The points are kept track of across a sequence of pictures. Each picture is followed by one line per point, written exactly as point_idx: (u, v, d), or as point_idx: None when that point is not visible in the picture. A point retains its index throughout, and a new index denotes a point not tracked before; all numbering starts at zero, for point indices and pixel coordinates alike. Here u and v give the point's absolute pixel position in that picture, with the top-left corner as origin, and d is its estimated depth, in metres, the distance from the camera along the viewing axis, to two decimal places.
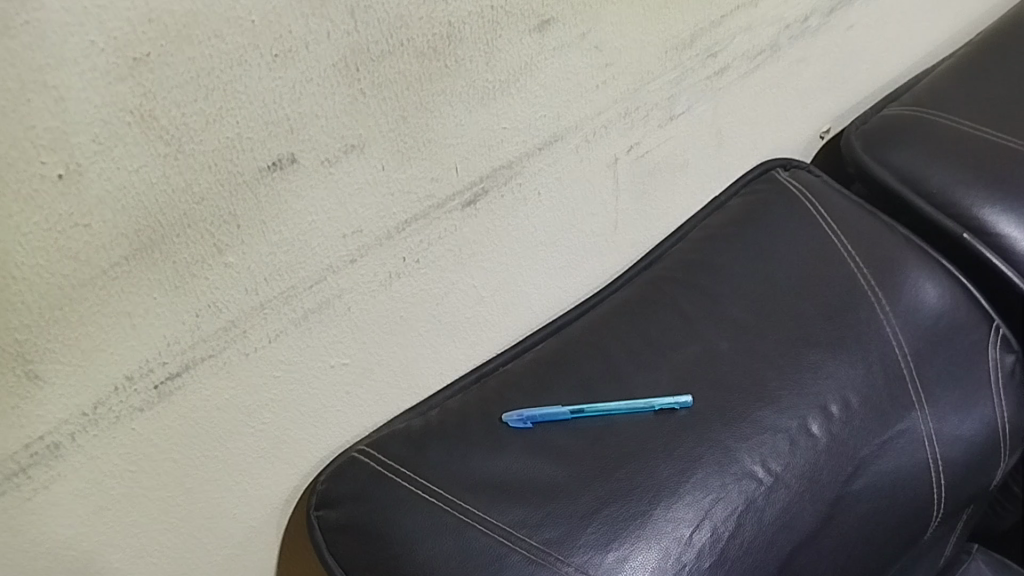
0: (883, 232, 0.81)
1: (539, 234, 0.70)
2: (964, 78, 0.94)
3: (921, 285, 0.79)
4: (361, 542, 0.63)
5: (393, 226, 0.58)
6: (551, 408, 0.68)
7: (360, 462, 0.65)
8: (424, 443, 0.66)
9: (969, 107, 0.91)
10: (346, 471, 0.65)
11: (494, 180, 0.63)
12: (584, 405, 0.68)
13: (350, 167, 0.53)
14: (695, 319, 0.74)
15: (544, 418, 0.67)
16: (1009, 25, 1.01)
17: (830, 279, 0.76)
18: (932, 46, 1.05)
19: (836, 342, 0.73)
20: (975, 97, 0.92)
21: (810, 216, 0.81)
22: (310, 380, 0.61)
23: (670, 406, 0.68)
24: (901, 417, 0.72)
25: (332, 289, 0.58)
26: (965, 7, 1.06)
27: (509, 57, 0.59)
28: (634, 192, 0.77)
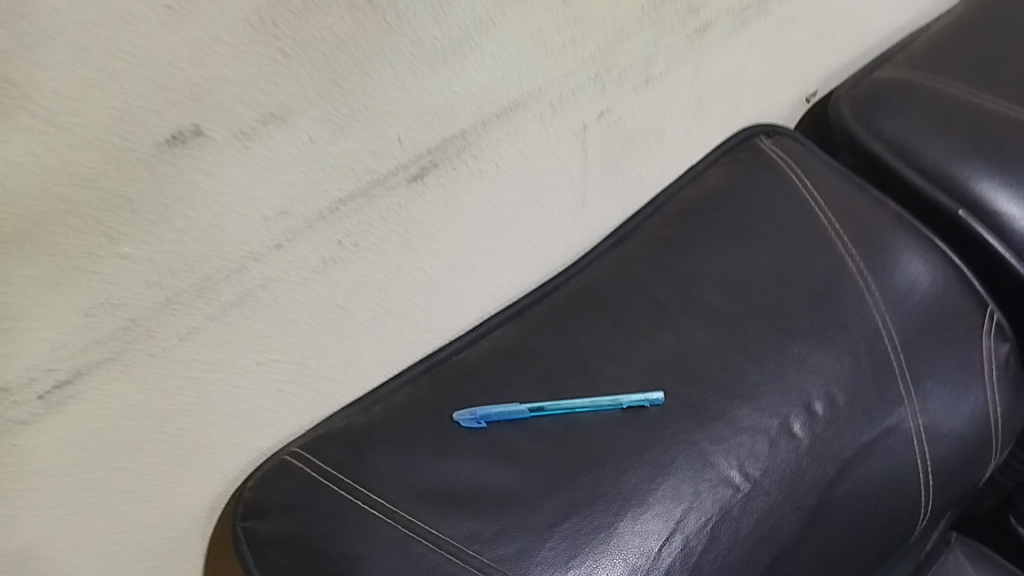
0: (874, 208, 0.75)
1: (497, 210, 0.63)
2: (962, 40, 0.87)
3: (914, 269, 0.73)
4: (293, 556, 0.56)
5: (325, 206, 0.51)
6: (508, 406, 0.61)
7: (297, 468, 0.58)
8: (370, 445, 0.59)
9: (967, 71, 0.84)
10: (281, 477, 0.58)
11: (445, 152, 0.56)
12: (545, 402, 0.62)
13: (271, 140, 0.45)
14: (668, 305, 0.68)
15: (501, 416, 0.61)
16: None
17: (815, 262, 0.70)
18: (928, 5, 0.98)
19: (821, 332, 0.67)
20: (973, 61, 0.85)
21: (795, 191, 0.75)
22: (233, 378, 0.54)
23: (640, 403, 0.62)
24: (888, 413, 0.66)
25: (255, 279, 0.50)
26: None
27: (462, 12, 0.51)
28: (603, 162, 0.69)
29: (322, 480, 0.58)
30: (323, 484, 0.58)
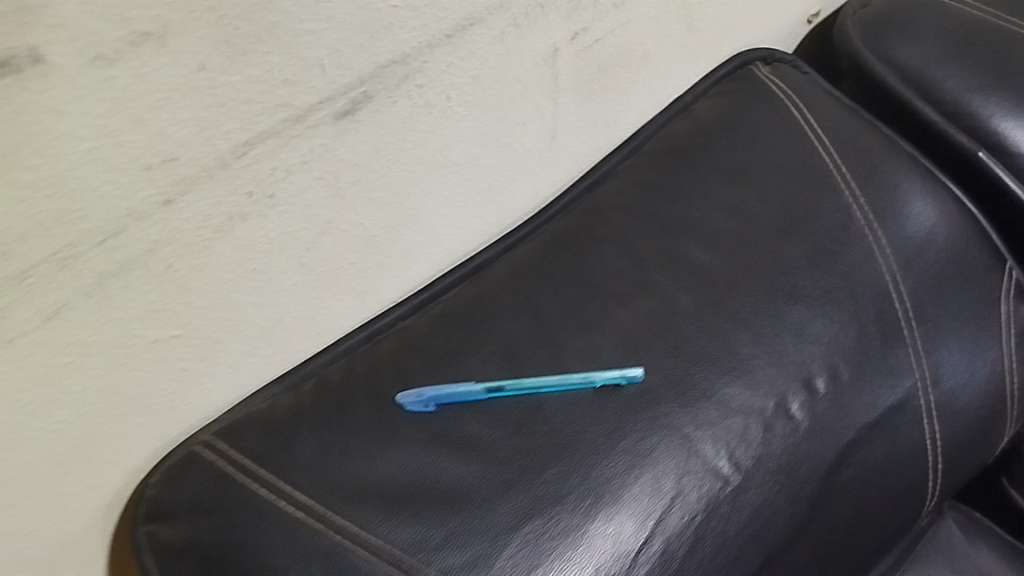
0: (884, 149, 0.66)
1: (449, 150, 0.52)
2: None
3: (927, 220, 0.64)
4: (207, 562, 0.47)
5: (227, 151, 0.40)
6: (462, 386, 0.52)
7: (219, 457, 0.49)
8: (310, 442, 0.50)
9: None
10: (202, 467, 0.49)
11: (382, 81, 0.45)
12: (505, 381, 0.53)
13: (145, 67, 0.35)
14: (649, 262, 0.58)
15: (455, 399, 0.52)
16: None
17: (818, 212, 0.61)
18: None
19: (823, 296, 0.58)
20: None
21: (795, 128, 0.65)
22: (122, 361, 0.44)
23: (617, 382, 0.53)
24: (897, 388, 0.58)
25: (140, 243, 0.40)
26: None
27: None
28: (577, 92, 0.59)
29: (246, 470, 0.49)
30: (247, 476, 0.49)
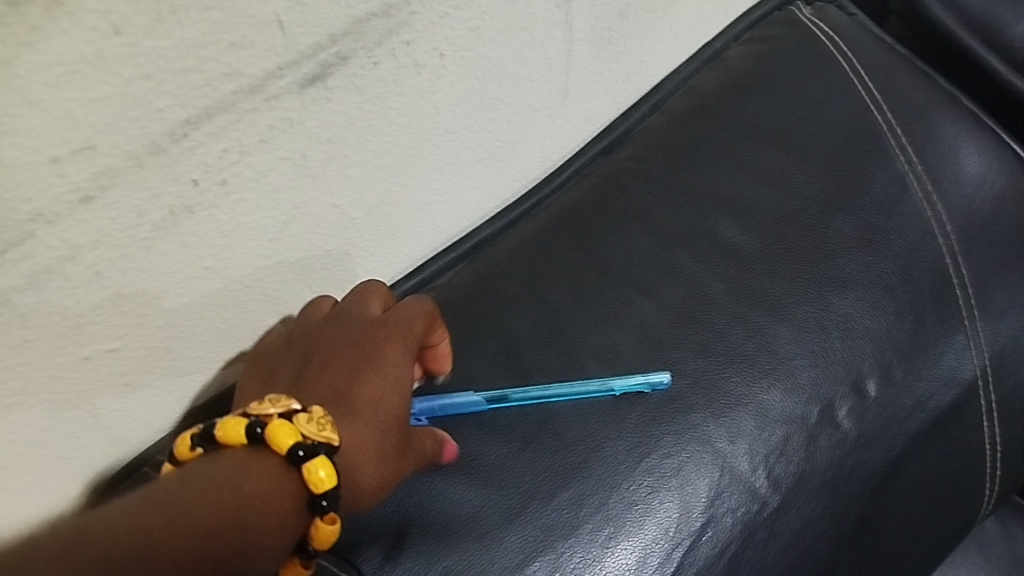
0: (944, 106, 0.57)
1: (442, 116, 0.44)
2: None
3: (991, 185, 0.55)
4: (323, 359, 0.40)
5: (162, 133, 0.32)
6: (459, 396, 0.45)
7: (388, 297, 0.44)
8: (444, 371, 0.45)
9: None
10: (359, 295, 0.43)
11: (359, 38, 0.36)
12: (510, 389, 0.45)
13: (35, 32, 0.26)
14: (675, 242, 0.51)
15: (455, 411, 0.45)
16: None
17: (867, 183, 0.53)
18: None
19: (874, 281, 0.50)
20: None
21: (841, 82, 0.56)
22: (47, 383, 0.36)
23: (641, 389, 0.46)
24: (957, 385, 0.51)
25: (56, 248, 0.32)
26: None
27: None
28: (593, 40, 0.50)
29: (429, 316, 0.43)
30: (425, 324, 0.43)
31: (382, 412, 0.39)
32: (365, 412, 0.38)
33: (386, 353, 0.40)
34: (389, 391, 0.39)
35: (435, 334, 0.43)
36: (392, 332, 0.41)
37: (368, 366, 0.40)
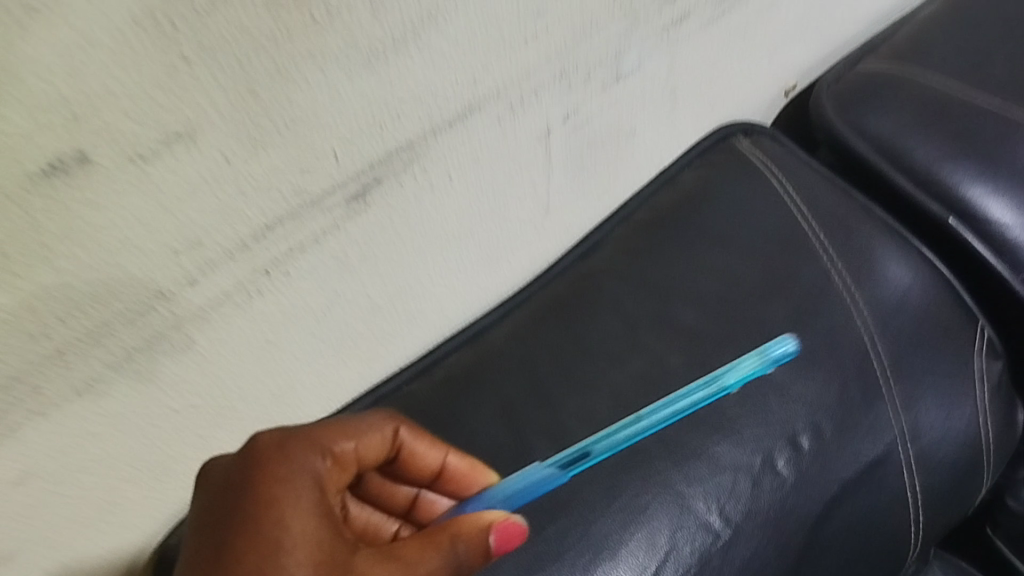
0: (862, 215, 0.69)
1: (451, 226, 0.56)
2: (947, 32, 0.82)
3: (900, 277, 0.67)
4: (236, 516, 0.39)
5: (247, 234, 0.43)
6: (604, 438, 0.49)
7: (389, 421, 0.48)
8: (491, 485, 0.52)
9: (956, 67, 0.79)
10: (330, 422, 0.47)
11: (390, 166, 0.48)
12: (686, 400, 0.51)
13: (175, 163, 0.38)
14: (641, 326, 0.62)
15: (519, 503, 0.50)
16: None
17: (797, 276, 0.65)
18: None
19: (806, 355, 0.61)
20: (963, 55, 0.79)
21: (774, 199, 0.69)
22: (143, 429, 0.46)
23: (756, 371, 0.54)
24: (878, 441, 0.61)
25: (166, 319, 0.43)
26: None
27: (406, 6, 0.42)
28: (570, 165, 0.62)
29: (325, 431, 0.44)
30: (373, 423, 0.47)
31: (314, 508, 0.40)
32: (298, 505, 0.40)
33: (300, 456, 0.42)
34: (321, 523, 0.40)
35: (379, 438, 0.47)
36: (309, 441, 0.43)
37: (289, 468, 0.41)
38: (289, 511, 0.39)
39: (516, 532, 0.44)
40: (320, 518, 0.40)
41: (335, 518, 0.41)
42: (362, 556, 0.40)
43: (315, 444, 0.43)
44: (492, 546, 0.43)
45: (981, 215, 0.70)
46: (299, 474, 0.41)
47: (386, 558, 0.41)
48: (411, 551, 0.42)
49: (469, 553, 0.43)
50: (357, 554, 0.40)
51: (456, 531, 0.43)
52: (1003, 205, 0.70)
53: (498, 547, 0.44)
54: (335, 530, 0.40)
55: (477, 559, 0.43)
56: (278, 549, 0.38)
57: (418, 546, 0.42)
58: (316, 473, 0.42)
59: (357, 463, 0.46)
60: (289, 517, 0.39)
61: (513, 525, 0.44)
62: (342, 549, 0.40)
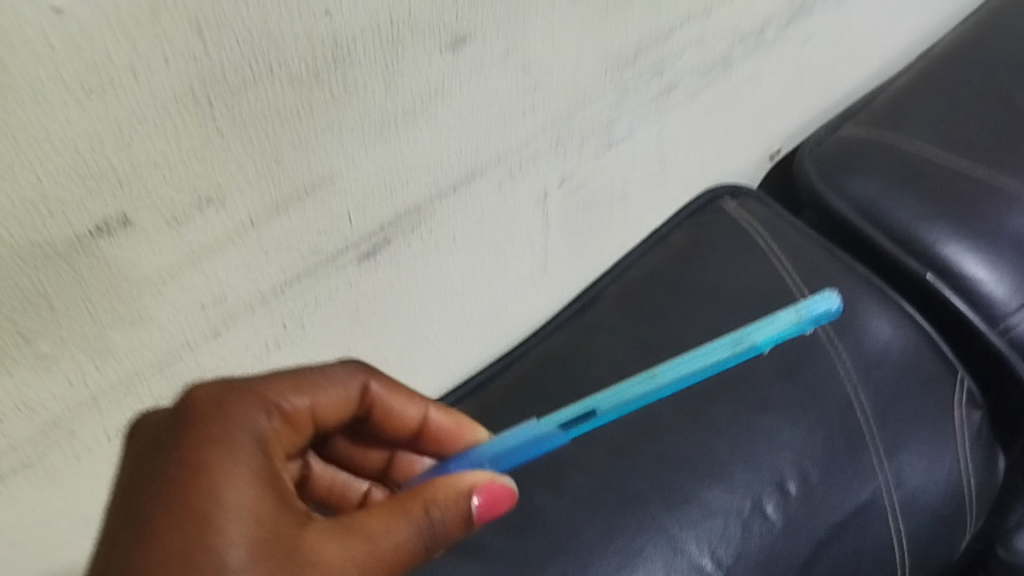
0: (842, 272, 0.73)
1: (454, 283, 0.60)
2: (922, 100, 0.87)
3: (880, 330, 0.71)
4: (168, 483, 0.36)
5: (268, 289, 0.47)
6: (607, 391, 0.47)
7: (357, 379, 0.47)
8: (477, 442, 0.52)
9: (931, 133, 0.83)
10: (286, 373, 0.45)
11: (399, 227, 0.52)
12: (713, 357, 0.47)
13: (206, 225, 0.42)
14: (634, 378, 0.65)
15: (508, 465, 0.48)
16: (977, 39, 0.92)
17: (782, 329, 0.68)
18: (900, 56, 0.95)
19: (791, 405, 0.64)
20: (937, 123, 0.84)
21: (760, 256, 0.73)
22: None
23: (785, 329, 0.49)
24: (862, 487, 0.64)
25: (192, 368, 0.46)
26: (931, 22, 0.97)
27: (415, 84, 0.46)
28: (566, 226, 0.66)
29: (275, 385, 0.42)
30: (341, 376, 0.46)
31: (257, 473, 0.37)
32: (236, 466, 0.37)
33: (238, 416, 0.39)
34: (265, 488, 0.37)
35: (346, 394, 0.46)
36: (253, 399, 0.41)
37: (228, 428, 0.38)
38: (226, 478, 0.36)
39: (504, 494, 0.43)
40: (261, 484, 0.37)
41: (281, 483, 0.38)
42: (316, 526, 0.37)
43: (258, 401, 0.41)
44: (473, 512, 0.41)
45: (958, 271, 0.74)
46: (238, 436, 0.38)
47: (346, 529, 0.38)
48: (374, 520, 0.39)
49: (443, 520, 0.40)
50: (310, 525, 0.37)
51: (430, 497, 0.40)
52: (978, 262, 0.73)
53: (483, 514, 0.42)
54: (281, 498, 0.37)
55: (454, 526, 0.41)
56: (213, 522, 0.35)
57: (384, 514, 0.39)
58: (258, 434, 0.39)
59: (314, 421, 0.45)
60: (224, 484, 0.36)
61: (499, 488, 0.42)
62: (291, 519, 0.37)
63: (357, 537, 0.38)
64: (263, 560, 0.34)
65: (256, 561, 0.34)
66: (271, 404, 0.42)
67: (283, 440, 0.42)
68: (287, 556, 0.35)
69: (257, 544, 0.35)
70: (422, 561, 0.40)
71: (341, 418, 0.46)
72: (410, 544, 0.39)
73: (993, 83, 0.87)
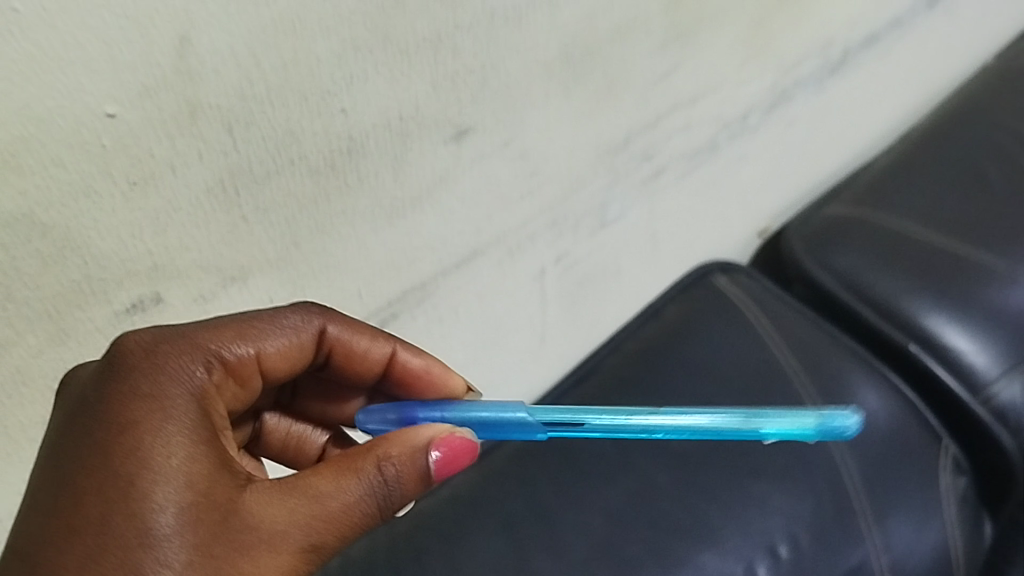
0: (829, 343, 0.77)
1: (455, 355, 0.65)
2: (905, 175, 0.90)
3: (868, 399, 0.74)
4: (95, 443, 0.36)
5: None
6: (601, 414, 0.41)
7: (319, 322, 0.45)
8: (443, 389, 0.49)
9: (914, 208, 0.87)
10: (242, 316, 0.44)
11: (405, 302, 0.57)
12: (708, 422, 0.40)
13: (229, 301, 0.46)
14: (631, 446, 0.68)
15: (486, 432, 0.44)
16: (957, 117, 0.96)
17: (772, 399, 0.72)
18: (888, 133, 0.99)
19: (783, 472, 0.67)
20: (917, 197, 0.88)
21: (751, 330, 0.77)
22: None
23: (802, 436, 0.38)
24: (852, 552, 0.66)
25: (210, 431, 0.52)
26: (919, 101, 1.01)
27: (421, 172, 0.51)
28: (562, 301, 0.70)
29: (215, 333, 0.41)
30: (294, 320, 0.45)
31: (191, 431, 0.37)
32: (170, 426, 0.37)
33: (175, 370, 0.39)
34: (198, 448, 0.37)
35: (305, 338, 0.45)
36: (193, 351, 0.40)
37: (164, 384, 0.38)
38: (153, 440, 0.36)
39: (465, 448, 0.41)
40: (194, 444, 0.37)
41: (216, 440, 0.38)
42: (255, 489, 0.37)
43: (199, 354, 0.40)
44: (433, 468, 0.40)
45: (939, 341, 0.77)
46: (170, 391, 0.38)
47: (289, 489, 0.37)
48: (325, 480, 0.38)
49: (399, 477, 0.39)
50: (250, 486, 0.37)
51: (384, 451, 0.39)
52: (959, 333, 0.77)
53: (445, 471, 0.40)
54: (218, 459, 0.37)
55: (413, 483, 0.39)
56: (137, 487, 0.35)
57: (333, 474, 0.38)
58: (193, 388, 0.39)
59: (263, 370, 0.44)
60: (150, 447, 0.36)
61: (461, 442, 0.41)
62: (230, 482, 0.37)
63: (301, 498, 0.37)
64: (193, 525, 0.35)
65: (185, 525, 0.35)
66: (211, 355, 0.41)
67: (225, 390, 0.41)
68: (221, 521, 0.35)
69: (187, 509, 0.35)
70: (380, 520, 0.39)
71: (300, 365, 0.45)
72: (363, 504, 0.38)
73: (973, 162, 0.91)
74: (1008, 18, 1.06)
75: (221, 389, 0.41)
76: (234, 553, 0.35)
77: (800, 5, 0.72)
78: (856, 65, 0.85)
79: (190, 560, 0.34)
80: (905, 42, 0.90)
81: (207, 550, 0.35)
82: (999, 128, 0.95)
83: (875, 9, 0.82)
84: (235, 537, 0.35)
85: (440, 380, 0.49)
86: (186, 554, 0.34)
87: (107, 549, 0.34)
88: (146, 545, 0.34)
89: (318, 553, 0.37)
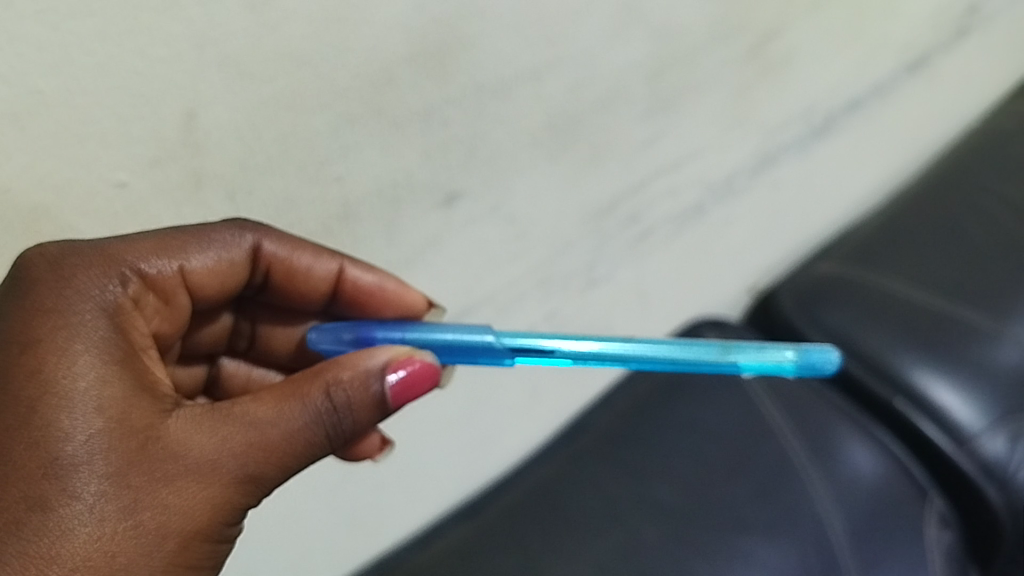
0: (813, 397, 0.80)
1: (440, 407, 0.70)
2: (893, 222, 0.91)
3: (851, 452, 0.76)
4: None
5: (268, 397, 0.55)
6: (573, 341, 0.42)
7: (254, 238, 0.44)
8: (400, 304, 0.49)
9: (908, 257, 0.88)
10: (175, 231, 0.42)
11: None
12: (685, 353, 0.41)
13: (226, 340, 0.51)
14: (619, 501, 0.70)
15: (447, 355, 0.44)
16: (953, 162, 0.97)
17: (758, 452, 0.73)
18: (880, 189, 1.01)
19: (768, 527, 0.69)
20: (912, 244, 0.89)
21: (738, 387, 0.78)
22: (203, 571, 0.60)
23: (779, 371, 0.40)
24: None
25: None
26: (914, 159, 1.03)
27: (413, 234, 0.54)
28: None
29: (132, 246, 0.39)
30: (225, 236, 0.43)
31: (101, 352, 0.35)
32: (76, 345, 0.35)
33: (86, 287, 0.37)
34: (108, 367, 0.35)
35: (239, 256, 0.44)
36: (109, 267, 0.38)
37: (70, 303, 0.36)
38: (57, 361, 0.34)
39: (425, 374, 0.39)
40: (107, 365, 0.35)
41: (132, 360, 0.36)
42: (181, 415, 0.35)
43: (117, 270, 0.38)
44: (389, 392, 0.38)
45: (928, 400, 0.78)
46: (78, 307, 0.36)
47: (220, 417, 0.36)
48: (263, 407, 0.36)
49: (350, 403, 0.37)
50: (175, 413, 0.35)
51: (330, 378, 0.37)
52: (945, 388, 0.78)
53: (402, 396, 0.39)
54: (133, 382, 0.35)
55: (365, 411, 0.38)
56: (40, 414, 0.33)
57: (277, 400, 0.36)
58: (105, 302, 0.37)
59: (190, 288, 0.43)
60: (54, 368, 0.34)
61: (420, 367, 0.39)
62: (149, 408, 0.35)
63: (232, 426, 0.35)
64: (110, 452, 0.33)
65: (99, 454, 0.33)
66: (128, 269, 0.39)
67: (149, 304, 0.40)
68: (139, 450, 0.34)
69: (100, 436, 0.33)
70: (330, 450, 0.37)
71: (236, 281, 0.45)
72: (307, 432, 0.36)
73: (967, 211, 0.91)
74: (1005, 78, 1.08)
75: (140, 304, 0.39)
76: (156, 484, 0.33)
77: (780, 74, 0.75)
78: (839, 130, 0.89)
79: (105, 492, 0.32)
80: (889, 107, 0.94)
81: (124, 481, 0.33)
82: (993, 168, 0.95)
83: (855, 76, 0.86)
84: (158, 466, 0.34)
85: (396, 296, 0.49)
86: (100, 485, 0.32)
87: (7, 481, 0.32)
88: (51, 475, 0.32)
89: (256, 484, 0.36)
